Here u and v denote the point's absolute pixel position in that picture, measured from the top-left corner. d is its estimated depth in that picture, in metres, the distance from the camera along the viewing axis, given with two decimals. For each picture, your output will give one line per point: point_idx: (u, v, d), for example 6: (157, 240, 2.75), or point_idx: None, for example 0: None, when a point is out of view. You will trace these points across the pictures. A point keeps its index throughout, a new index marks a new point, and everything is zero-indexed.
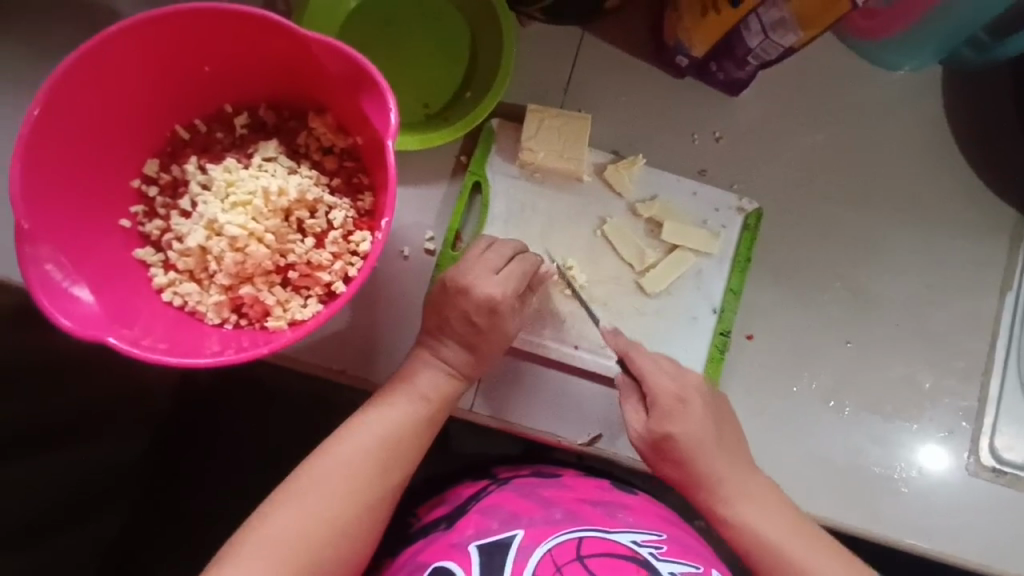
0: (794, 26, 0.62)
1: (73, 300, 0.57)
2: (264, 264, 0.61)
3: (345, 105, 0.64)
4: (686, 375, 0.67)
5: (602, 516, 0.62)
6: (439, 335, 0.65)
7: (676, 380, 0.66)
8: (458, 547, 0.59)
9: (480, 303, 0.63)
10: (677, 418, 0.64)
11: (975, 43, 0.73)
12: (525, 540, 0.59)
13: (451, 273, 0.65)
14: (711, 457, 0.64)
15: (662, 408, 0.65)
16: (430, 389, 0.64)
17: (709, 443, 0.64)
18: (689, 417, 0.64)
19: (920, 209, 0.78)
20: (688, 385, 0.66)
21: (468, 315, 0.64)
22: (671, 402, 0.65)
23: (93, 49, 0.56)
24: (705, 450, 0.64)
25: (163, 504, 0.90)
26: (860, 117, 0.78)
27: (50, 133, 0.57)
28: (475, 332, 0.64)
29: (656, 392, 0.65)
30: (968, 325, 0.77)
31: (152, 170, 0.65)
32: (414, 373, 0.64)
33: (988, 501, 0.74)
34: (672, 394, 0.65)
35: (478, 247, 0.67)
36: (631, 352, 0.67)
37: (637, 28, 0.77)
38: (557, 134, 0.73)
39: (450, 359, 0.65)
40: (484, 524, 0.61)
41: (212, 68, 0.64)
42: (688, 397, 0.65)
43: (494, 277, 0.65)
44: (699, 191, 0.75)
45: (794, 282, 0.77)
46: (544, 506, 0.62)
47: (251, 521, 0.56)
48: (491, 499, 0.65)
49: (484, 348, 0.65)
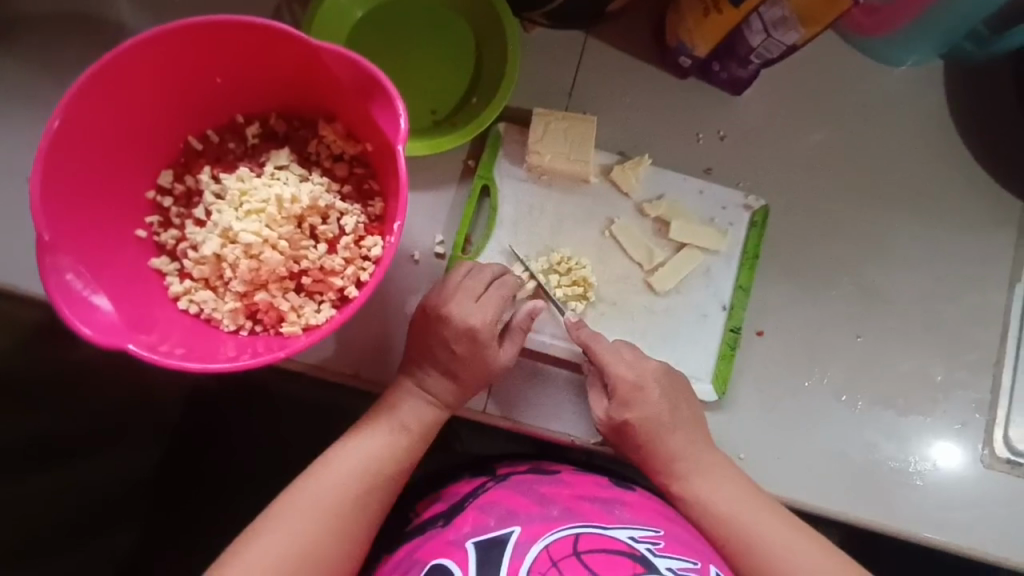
0: (796, 23, 0.64)
1: (93, 309, 0.57)
2: (278, 270, 0.62)
3: (355, 111, 0.65)
4: (644, 361, 0.68)
5: (600, 512, 0.62)
6: (423, 364, 0.65)
7: (633, 367, 0.68)
8: (456, 544, 0.60)
9: (460, 331, 0.64)
10: (635, 405, 0.66)
11: (974, 36, 0.74)
12: (522, 536, 0.59)
13: (432, 301, 0.66)
14: (667, 439, 0.67)
15: (619, 396, 0.67)
16: (412, 420, 0.65)
17: (666, 426, 0.67)
18: (645, 403, 0.67)
19: (927, 203, 0.78)
20: (645, 370, 0.68)
21: (448, 343, 0.65)
22: (628, 390, 0.67)
23: (110, 63, 0.57)
24: (662, 433, 0.67)
25: (170, 517, 0.89)
26: (864, 113, 0.79)
27: (67, 145, 0.58)
28: (457, 360, 0.65)
29: (615, 380, 0.67)
30: (978, 317, 0.77)
31: (167, 181, 0.66)
32: (397, 403, 0.65)
33: (1003, 494, 0.73)
34: (630, 381, 0.67)
35: (459, 273, 0.67)
36: (591, 342, 0.68)
37: (641, 30, 0.78)
38: (563, 135, 0.73)
39: (434, 390, 0.65)
40: (482, 521, 0.61)
41: (224, 80, 0.65)
42: (645, 383, 0.67)
43: (472, 305, 0.65)
44: (706, 190, 0.76)
45: (802, 277, 0.77)
46: (541, 503, 0.63)
47: (240, 536, 0.58)
48: (490, 496, 0.65)
49: (466, 377, 0.66)
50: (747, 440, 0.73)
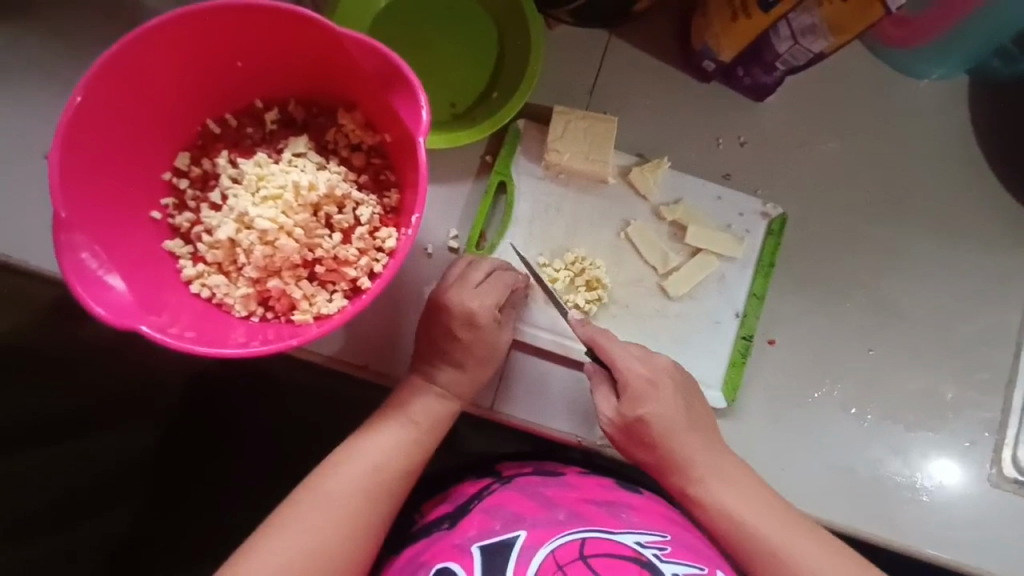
0: (826, 32, 0.64)
1: (107, 290, 0.57)
2: (292, 258, 0.61)
3: (375, 102, 0.64)
4: (654, 358, 0.68)
5: (606, 516, 0.62)
6: (432, 358, 0.65)
7: (646, 363, 0.67)
8: (461, 548, 0.59)
9: (460, 316, 0.64)
10: (647, 401, 0.65)
11: (1003, 53, 0.74)
12: (529, 541, 0.58)
13: (433, 291, 0.66)
14: (681, 437, 0.65)
15: (632, 392, 0.65)
16: (420, 414, 0.64)
17: (679, 425, 0.65)
18: (659, 399, 0.66)
19: (945, 219, 0.78)
20: (658, 368, 0.67)
21: (450, 329, 0.64)
22: (641, 385, 0.66)
23: (133, 41, 0.57)
24: (675, 430, 0.65)
25: (170, 502, 0.89)
26: (886, 127, 0.78)
27: (86, 122, 0.58)
28: (459, 346, 0.65)
29: (628, 378, 0.66)
30: (991, 336, 0.76)
31: (183, 163, 0.66)
32: (408, 398, 0.65)
33: (1009, 513, 0.73)
34: (643, 377, 0.66)
35: (456, 265, 0.68)
36: (600, 338, 0.67)
37: (666, 33, 0.77)
38: (583, 135, 0.73)
39: (444, 381, 0.65)
40: (488, 524, 0.61)
41: (245, 64, 0.64)
42: (658, 380, 0.66)
43: (471, 290, 0.65)
44: (723, 196, 0.76)
45: (816, 288, 0.77)
46: (547, 507, 0.62)
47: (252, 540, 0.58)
48: (495, 498, 0.65)
49: (471, 363, 0.65)
50: (754, 449, 0.73)
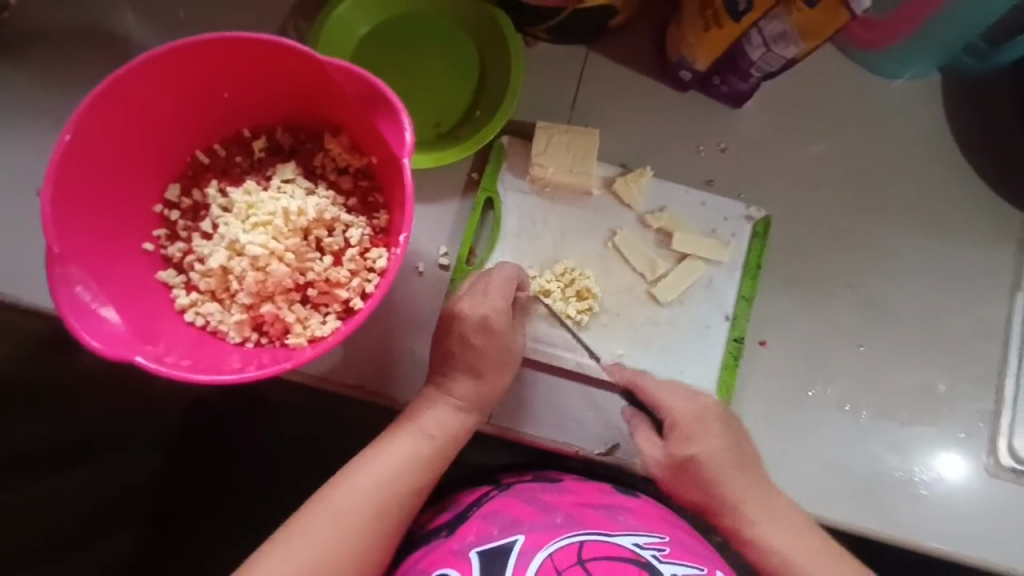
0: (796, 38, 0.65)
1: (101, 321, 0.58)
2: (284, 282, 0.62)
3: (360, 125, 0.65)
4: (702, 395, 0.69)
5: (603, 519, 0.62)
6: (445, 370, 0.66)
7: (692, 402, 0.68)
8: (459, 554, 0.60)
9: (474, 323, 0.65)
10: (697, 439, 0.67)
11: (975, 51, 0.77)
12: (525, 545, 0.59)
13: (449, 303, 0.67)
14: (731, 477, 0.66)
15: (678, 431, 0.67)
16: (435, 427, 0.65)
17: (729, 463, 0.66)
18: (709, 439, 0.67)
19: (927, 214, 0.79)
20: (706, 406, 0.68)
21: (464, 337, 0.65)
22: (690, 423, 0.67)
23: (120, 77, 0.58)
24: (725, 470, 0.66)
25: (173, 530, 0.89)
26: (863, 126, 0.80)
27: (77, 158, 0.59)
28: (478, 354, 0.65)
29: (676, 416, 0.68)
30: (979, 327, 0.77)
31: (174, 195, 0.67)
32: (420, 412, 0.65)
33: (1008, 502, 0.73)
34: (690, 415, 0.68)
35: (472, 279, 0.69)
36: (637, 379, 0.70)
37: (644, 45, 0.79)
38: (566, 148, 0.75)
39: (461, 393, 0.65)
40: (485, 530, 0.61)
41: (231, 95, 0.66)
42: (707, 419, 0.68)
43: (484, 296, 0.66)
44: (708, 202, 0.77)
45: (804, 288, 0.78)
46: (544, 512, 0.62)
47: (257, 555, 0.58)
48: (491, 505, 0.65)
49: (488, 371, 0.66)
50: None
